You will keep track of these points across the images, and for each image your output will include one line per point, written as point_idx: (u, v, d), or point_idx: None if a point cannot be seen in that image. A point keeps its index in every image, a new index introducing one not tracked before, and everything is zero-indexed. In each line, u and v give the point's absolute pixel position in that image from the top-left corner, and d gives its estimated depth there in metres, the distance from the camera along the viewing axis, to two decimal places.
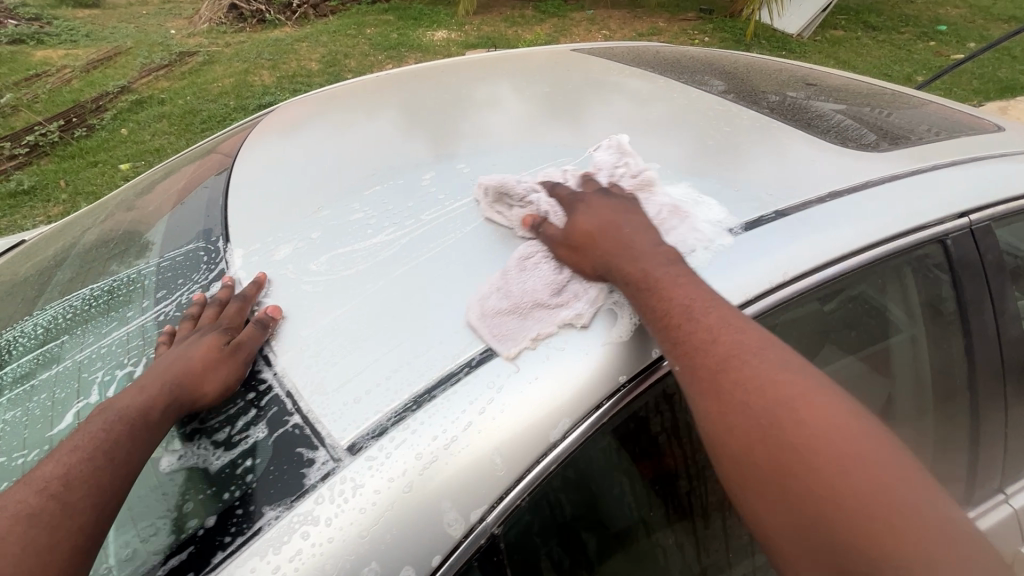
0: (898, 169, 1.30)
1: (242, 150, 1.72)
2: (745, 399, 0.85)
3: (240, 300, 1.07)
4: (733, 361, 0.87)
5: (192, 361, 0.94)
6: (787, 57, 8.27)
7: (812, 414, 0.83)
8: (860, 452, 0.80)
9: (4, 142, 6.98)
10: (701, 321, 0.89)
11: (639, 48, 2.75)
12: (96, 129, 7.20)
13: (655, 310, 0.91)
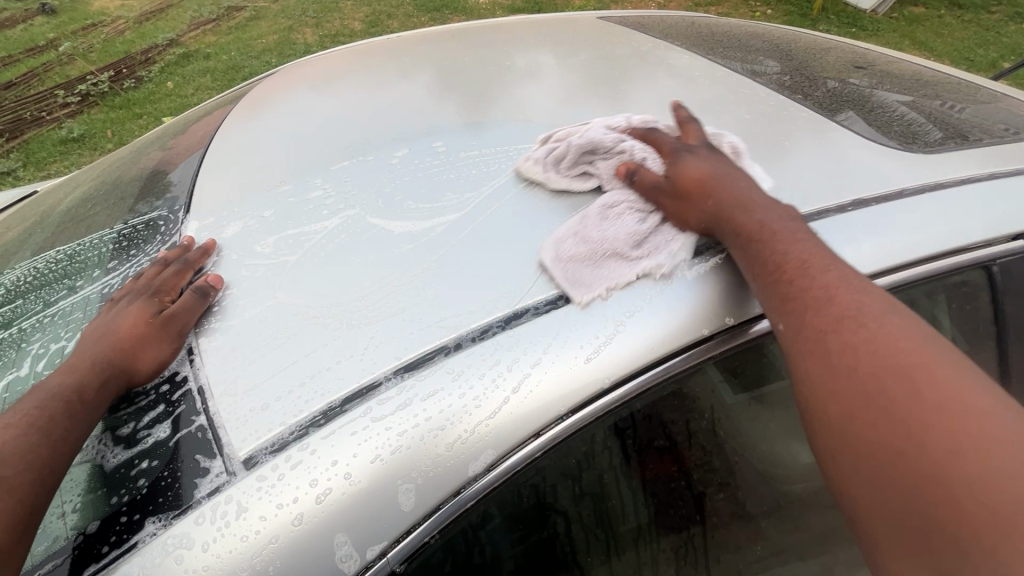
0: (944, 177, 1.10)
1: (229, 114, 1.65)
2: (846, 342, 0.77)
3: (181, 266, 1.04)
4: (846, 300, 0.80)
5: (125, 334, 0.91)
6: (858, 34, 7.58)
7: (901, 365, 0.73)
8: (965, 418, 0.68)
9: (59, 89, 7.23)
10: (808, 259, 0.85)
11: (678, 21, 2.50)
12: (143, 80, 7.34)
13: (763, 257, 0.87)
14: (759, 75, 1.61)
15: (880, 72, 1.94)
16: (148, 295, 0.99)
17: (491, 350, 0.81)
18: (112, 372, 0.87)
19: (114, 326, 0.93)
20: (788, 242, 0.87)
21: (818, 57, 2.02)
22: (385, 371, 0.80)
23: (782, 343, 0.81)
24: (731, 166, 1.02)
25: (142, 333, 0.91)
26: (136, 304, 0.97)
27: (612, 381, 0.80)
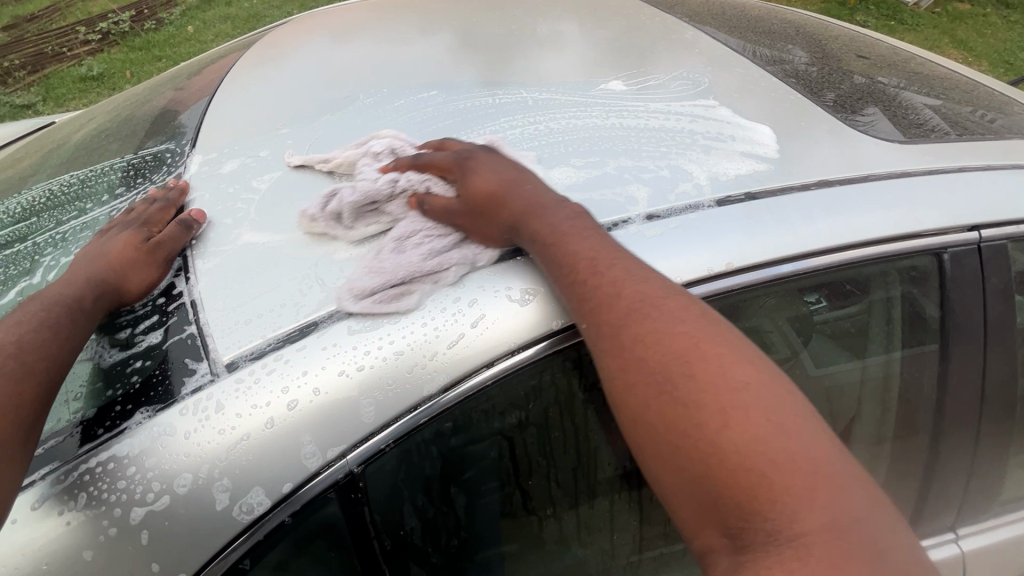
0: (909, 166, 1.15)
1: (240, 59, 1.71)
2: (658, 379, 0.76)
3: (166, 204, 1.09)
4: (644, 330, 0.80)
5: (114, 258, 0.97)
6: (894, 29, 7.36)
7: (711, 391, 0.74)
8: (768, 433, 0.70)
9: (82, 26, 7.22)
10: (624, 297, 0.83)
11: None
12: (165, 23, 7.32)
13: (561, 262, 0.87)
14: (759, 58, 1.64)
15: (885, 65, 1.94)
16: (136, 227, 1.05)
17: (455, 287, 0.89)
18: (103, 290, 0.94)
19: (103, 253, 1.00)
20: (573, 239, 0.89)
21: (826, 46, 2.03)
22: (359, 297, 0.88)
23: (624, 381, 0.79)
24: None
25: (487, 208, 0.96)
26: (124, 233, 1.04)
27: (561, 324, 0.88)
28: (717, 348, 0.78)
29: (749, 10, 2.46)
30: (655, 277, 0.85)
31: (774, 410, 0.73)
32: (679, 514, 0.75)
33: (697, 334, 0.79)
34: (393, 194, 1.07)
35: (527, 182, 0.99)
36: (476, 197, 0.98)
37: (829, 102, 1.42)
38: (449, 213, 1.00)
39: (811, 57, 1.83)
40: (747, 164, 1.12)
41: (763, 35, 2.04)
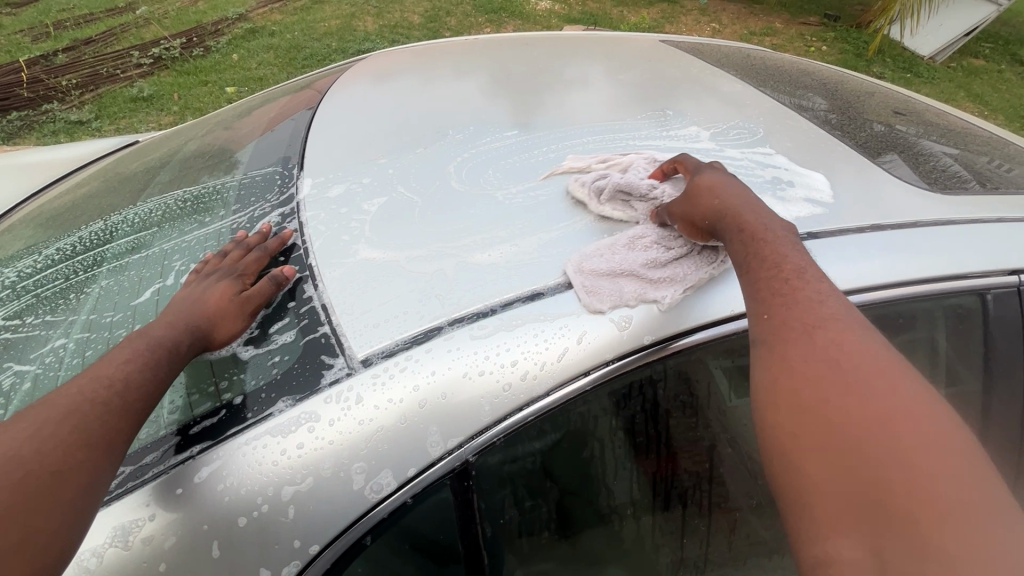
0: (953, 215, 1.27)
1: (330, 92, 1.90)
2: (809, 388, 0.85)
3: (260, 252, 1.19)
4: (820, 339, 0.88)
5: (211, 305, 1.06)
6: (910, 81, 7.59)
7: (859, 391, 0.82)
8: (907, 436, 0.77)
9: (135, 51, 7.69)
10: (807, 317, 0.91)
11: (731, 52, 2.68)
12: (213, 51, 7.77)
13: (760, 259, 0.99)
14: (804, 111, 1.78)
15: (917, 119, 2.09)
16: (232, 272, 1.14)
17: (558, 301, 1.01)
18: (195, 334, 1.03)
19: (200, 295, 1.08)
20: (782, 250, 1.00)
21: (861, 100, 2.18)
22: (475, 309, 1.01)
23: (781, 385, 0.87)
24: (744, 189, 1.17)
25: (703, 194, 1.13)
26: (220, 277, 1.12)
27: (650, 340, 0.99)
28: (907, 392, 0.81)
29: (783, 63, 2.64)
30: (793, 301, 0.93)
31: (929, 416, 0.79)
32: (849, 544, 0.73)
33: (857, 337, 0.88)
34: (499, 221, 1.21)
35: (743, 195, 1.12)
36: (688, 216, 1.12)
37: (874, 154, 1.55)
38: (684, 214, 1.13)
39: (849, 112, 1.98)
40: (806, 206, 1.26)
41: (802, 88, 2.20)
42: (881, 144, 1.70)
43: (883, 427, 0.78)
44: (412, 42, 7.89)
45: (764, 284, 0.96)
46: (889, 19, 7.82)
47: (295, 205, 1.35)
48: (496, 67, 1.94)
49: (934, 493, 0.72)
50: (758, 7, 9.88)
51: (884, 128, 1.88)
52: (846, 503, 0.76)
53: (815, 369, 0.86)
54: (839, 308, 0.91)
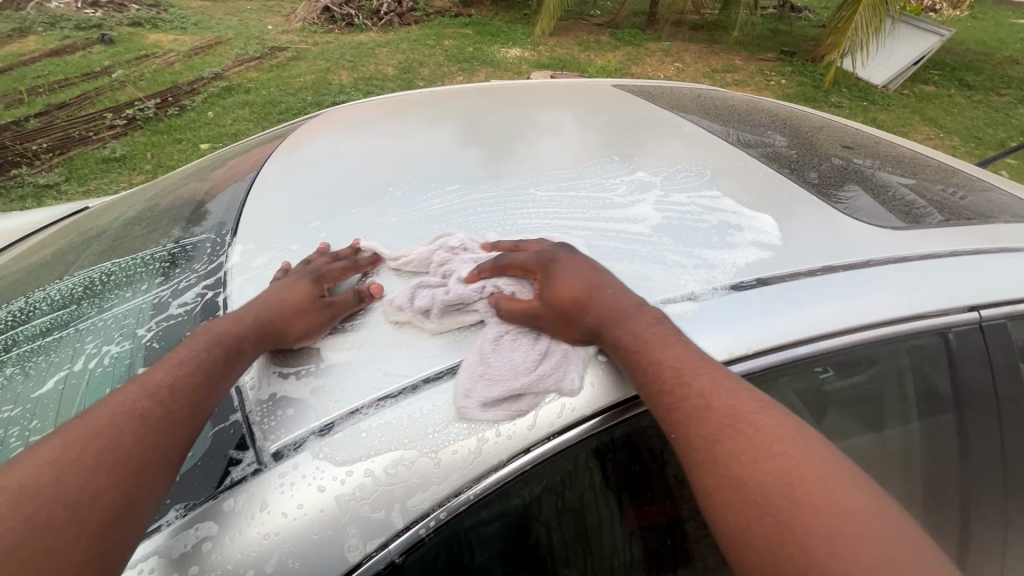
0: (904, 252, 1.24)
1: (274, 152, 1.85)
2: (744, 445, 0.85)
3: (350, 264, 1.21)
4: (717, 398, 0.89)
5: (293, 305, 1.06)
6: (867, 109, 7.93)
7: (822, 486, 0.80)
8: (871, 540, 0.74)
9: (108, 113, 7.71)
10: (683, 367, 0.91)
11: (693, 94, 2.71)
12: (187, 109, 7.82)
13: (604, 328, 0.98)
14: (757, 150, 1.76)
15: (877, 155, 2.08)
16: (316, 276, 1.16)
17: (495, 369, 0.94)
18: (275, 331, 1.02)
19: (306, 295, 1.09)
20: (560, 280, 1.06)
21: (822, 138, 2.18)
22: (398, 385, 0.92)
23: (676, 426, 0.89)
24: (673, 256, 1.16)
25: (568, 309, 1.02)
26: (318, 283, 1.13)
27: (593, 409, 0.92)
28: (778, 427, 0.87)
29: (743, 104, 2.67)
30: (738, 387, 0.91)
31: (833, 495, 0.79)
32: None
33: (773, 423, 0.87)
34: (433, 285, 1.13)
35: (617, 288, 1.05)
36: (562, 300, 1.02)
37: (826, 192, 1.52)
38: (528, 315, 1.04)
39: (811, 149, 1.96)
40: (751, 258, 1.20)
41: (763, 127, 2.21)
42: (842, 180, 1.67)
43: (781, 464, 0.82)
44: (387, 92, 8.06)
45: (652, 380, 0.90)
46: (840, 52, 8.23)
47: (220, 276, 1.27)
48: (455, 119, 1.90)
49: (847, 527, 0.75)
50: (718, 46, 10.31)
51: (848, 165, 1.86)
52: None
53: (676, 409, 0.89)
54: (711, 386, 0.89)
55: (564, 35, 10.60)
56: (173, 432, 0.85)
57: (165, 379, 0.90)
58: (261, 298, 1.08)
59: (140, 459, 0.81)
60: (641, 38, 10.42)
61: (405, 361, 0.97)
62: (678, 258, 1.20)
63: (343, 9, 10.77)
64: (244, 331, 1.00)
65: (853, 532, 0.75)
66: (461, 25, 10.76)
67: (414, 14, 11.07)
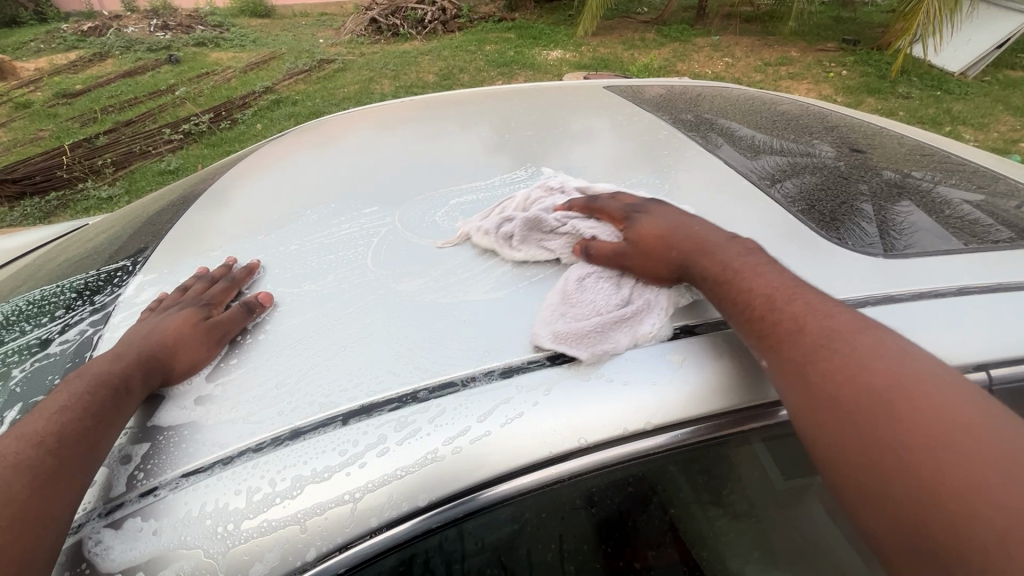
0: (890, 289, 0.98)
1: (225, 179, 1.81)
2: (824, 354, 0.77)
3: (229, 283, 1.08)
4: (812, 322, 0.81)
5: (171, 335, 0.92)
6: (945, 99, 7.13)
7: (912, 394, 0.69)
8: (1009, 472, 0.62)
9: (163, 122, 7.89)
10: (775, 292, 0.86)
11: (732, 97, 2.47)
12: (236, 119, 7.89)
13: (732, 290, 0.88)
14: (779, 166, 1.54)
15: (946, 165, 1.75)
16: (189, 303, 1.02)
17: (316, 443, 0.76)
18: (157, 365, 0.88)
19: (178, 327, 0.94)
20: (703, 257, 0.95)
21: (879, 145, 1.88)
22: (204, 460, 0.77)
23: (765, 351, 0.82)
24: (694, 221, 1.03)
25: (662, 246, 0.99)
26: (191, 310, 0.99)
27: (430, 500, 0.73)
28: (863, 341, 0.77)
29: (792, 107, 2.39)
30: (843, 312, 0.82)
31: (960, 410, 0.67)
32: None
33: (875, 337, 0.77)
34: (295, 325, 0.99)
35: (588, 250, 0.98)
36: (647, 243, 1.00)
37: (857, 212, 1.28)
38: (617, 253, 1.02)
39: (859, 159, 1.69)
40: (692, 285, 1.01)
41: (809, 134, 1.94)
42: (890, 196, 1.41)
43: (864, 383, 0.72)
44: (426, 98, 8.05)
45: (753, 304, 0.85)
46: (916, 36, 7.45)
47: (107, 313, 1.19)
48: (411, 137, 1.80)
49: (942, 439, 0.65)
50: (773, 38, 9.66)
51: (875, 175, 1.57)
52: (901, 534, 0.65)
53: (804, 356, 0.78)
54: (807, 309, 0.83)
55: (609, 33, 10.28)
56: (74, 475, 0.72)
57: (50, 422, 0.75)
58: (129, 339, 0.92)
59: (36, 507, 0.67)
60: (688, 34, 9.94)
61: (223, 426, 0.82)
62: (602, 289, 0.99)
63: (389, 19, 10.94)
64: (133, 363, 0.86)
65: (999, 460, 0.63)
66: (504, 28, 10.67)
67: (457, 21, 11.11)
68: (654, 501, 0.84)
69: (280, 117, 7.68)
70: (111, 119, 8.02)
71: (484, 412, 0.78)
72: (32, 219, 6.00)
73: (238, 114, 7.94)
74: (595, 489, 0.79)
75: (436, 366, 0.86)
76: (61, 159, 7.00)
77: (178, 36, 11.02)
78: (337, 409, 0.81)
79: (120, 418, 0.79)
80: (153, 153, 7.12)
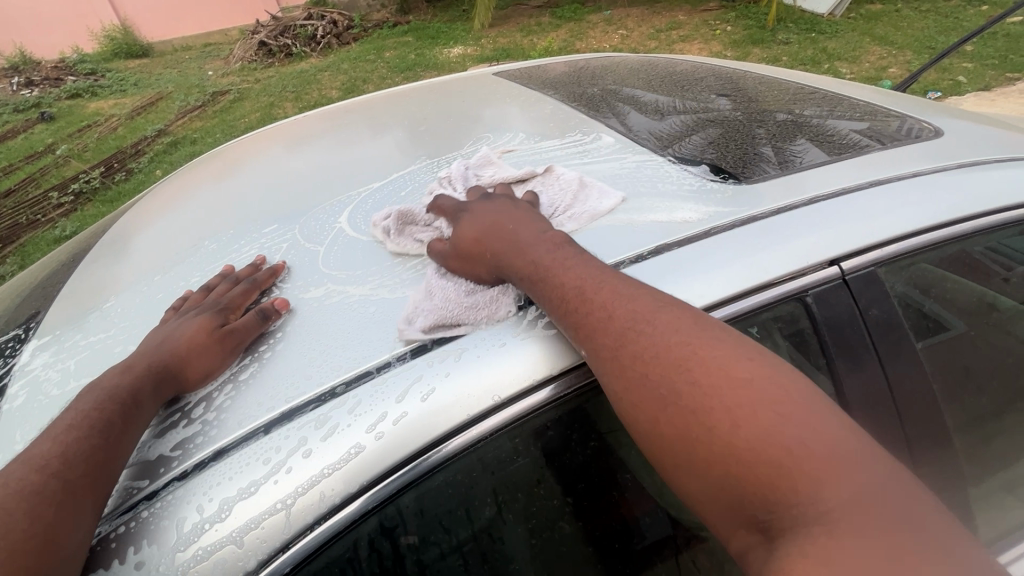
0: (751, 211, 1.09)
1: (116, 228, 1.73)
2: (670, 355, 0.79)
3: (249, 285, 1.08)
4: (616, 311, 0.85)
5: (184, 341, 0.93)
6: (818, 39, 7.74)
7: (738, 396, 0.73)
8: (804, 429, 0.70)
9: (50, 186, 7.23)
10: (585, 284, 0.88)
11: (630, 67, 2.59)
12: (132, 168, 7.33)
13: (554, 294, 0.89)
14: (684, 126, 1.65)
15: (822, 100, 1.94)
16: (215, 307, 1.02)
17: (239, 458, 0.77)
18: (170, 374, 0.89)
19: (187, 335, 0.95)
20: (562, 271, 0.91)
21: (758, 90, 2.05)
22: (129, 500, 0.77)
23: (600, 360, 0.82)
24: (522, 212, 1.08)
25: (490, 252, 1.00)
26: (224, 317, 0.99)
27: (362, 484, 0.76)
28: (711, 348, 0.79)
29: (670, 67, 2.55)
30: (643, 305, 0.85)
31: (780, 391, 0.73)
32: None
33: (722, 352, 0.78)
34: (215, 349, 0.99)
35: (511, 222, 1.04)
36: (469, 243, 1.03)
37: (759, 157, 1.39)
38: (446, 256, 1.06)
39: (747, 108, 1.84)
40: (534, 232, 1.11)
41: (704, 91, 2.08)
42: (784, 137, 1.54)
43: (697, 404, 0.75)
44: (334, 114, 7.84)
45: (559, 301, 0.87)
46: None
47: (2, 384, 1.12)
48: (308, 153, 1.80)
49: (768, 439, 0.70)
50: (661, 6, 10.11)
51: (739, 117, 1.73)
52: (712, 497, 0.73)
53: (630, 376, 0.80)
54: (646, 309, 0.84)
55: (506, 23, 10.41)
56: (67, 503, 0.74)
57: (58, 445, 0.76)
58: (136, 350, 0.94)
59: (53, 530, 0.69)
60: (581, 12, 10.20)
61: (146, 464, 0.81)
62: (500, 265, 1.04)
63: (280, 39, 10.54)
64: (142, 374, 0.87)
65: (796, 434, 0.69)
66: (400, 33, 10.55)
67: (352, 32, 10.88)
68: (574, 442, 0.88)
69: (179, 159, 7.25)
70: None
71: (399, 393, 0.81)
72: None
73: (132, 163, 7.42)
74: (518, 441, 0.84)
75: (348, 361, 0.88)
76: None
77: (48, 91, 10.13)
78: (257, 421, 0.82)
79: (128, 436, 0.81)
80: (44, 220, 6.52)
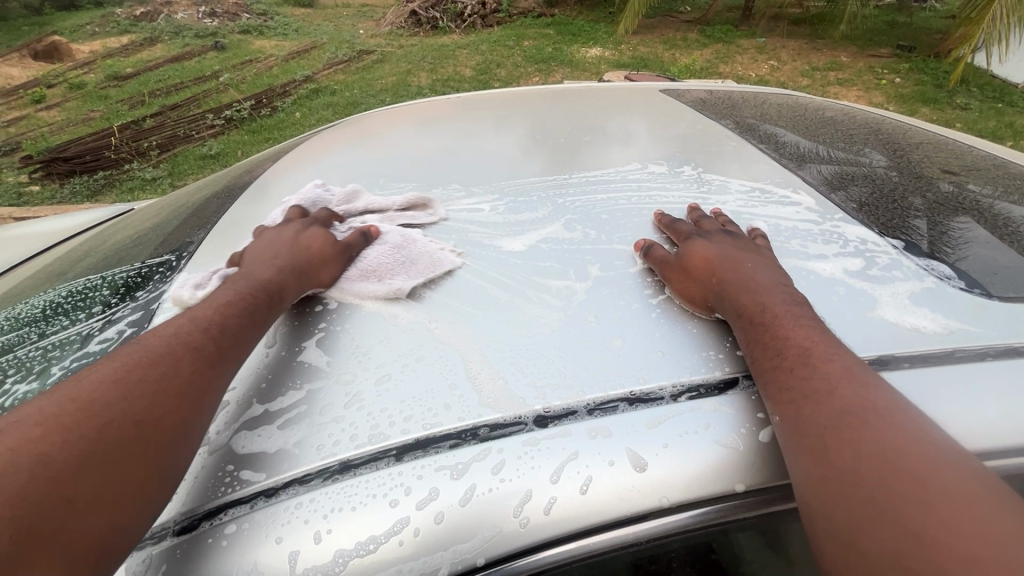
0: (1010, 339, 0.86)
1: (267, 173, 1.77)
2: (849, 430, 0.67)
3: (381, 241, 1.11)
4: (808, 364, 0.75)
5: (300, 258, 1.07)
6: (1013, 111, 6.68)
7: (918, 496, 0.60)
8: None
9: (206, 108, 7.96)
10: (813, 344, 0.77)
11: (793, 104, 2.30)
12: (276, 107, 7.87)
13: (767, 340, 0.79)
14: (872, 184, 1.40)
15: (1009, 173, 1.60)
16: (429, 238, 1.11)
17: (367, 484, 0.70)
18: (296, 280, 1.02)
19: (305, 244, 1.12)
20: (790, 324, 0.81)
21: (984, 161, 1.71)
22: (245, 491, 0.72)
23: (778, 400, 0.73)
24: (746, 253, 0.98)
25: (705, 271, 0.94)
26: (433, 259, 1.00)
27: (490, 557, 0.66)
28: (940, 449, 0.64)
29: (859, 115, 2.24)
30: (844, 355, 0.76)
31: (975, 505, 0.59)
32: None
33: (946, 460, 0.63)
34: (352, 335, 0.93)
35: (746, 260, 0.96)
36: (699, 260, 0.96)
37: (989, 249, 1.13)
38: (664, 259, 0.99)
39: (973, 179, 1.52)
40: (628, 279, 0.99)
41: (889, 145, 1.78)
42: (944, 210, 1.29)
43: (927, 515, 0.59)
44: (464, 91, 7.95)
45: (770, 345, 0.79)
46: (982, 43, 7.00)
47: (150, 311, 1.16)
48: (461, 132, 1.74)
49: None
50: (823, 41, 9.26)
51: (964, 192, 1.42)
52: None
53: (830, 447, 0.67)
54: (839, 366, 0.74)
55: (651, 32, 10.05)
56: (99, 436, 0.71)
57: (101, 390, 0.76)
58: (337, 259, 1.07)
59: (113, 489, 0.67)
60: (733, 34, 9.61)
61: (264, 455, 0.76)
62: (693, 353, 0.83)
63: (430, 11, 10.90)
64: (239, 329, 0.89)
65: None
66: (543, 24, 10.55)
67: (497, 14, 11.03)
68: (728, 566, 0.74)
69: (317, 106, 7.73)
70: (157, 102, 8.18)
71: (554, 471, 0.69)
72: (79, 196, 6.10)
73: (277, 102, 8.02)
74: (672, 552, 0.70)
75: (531, 394, 0.78)
76: (110, 140, 7.05)
77: (224, 23, 11.22)
78: (390, 442, 0.74)
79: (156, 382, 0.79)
80: (195, 137, 7.22)
